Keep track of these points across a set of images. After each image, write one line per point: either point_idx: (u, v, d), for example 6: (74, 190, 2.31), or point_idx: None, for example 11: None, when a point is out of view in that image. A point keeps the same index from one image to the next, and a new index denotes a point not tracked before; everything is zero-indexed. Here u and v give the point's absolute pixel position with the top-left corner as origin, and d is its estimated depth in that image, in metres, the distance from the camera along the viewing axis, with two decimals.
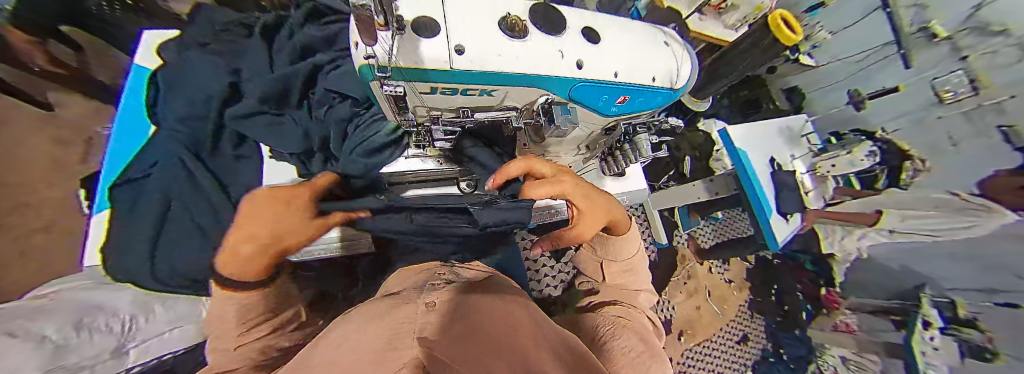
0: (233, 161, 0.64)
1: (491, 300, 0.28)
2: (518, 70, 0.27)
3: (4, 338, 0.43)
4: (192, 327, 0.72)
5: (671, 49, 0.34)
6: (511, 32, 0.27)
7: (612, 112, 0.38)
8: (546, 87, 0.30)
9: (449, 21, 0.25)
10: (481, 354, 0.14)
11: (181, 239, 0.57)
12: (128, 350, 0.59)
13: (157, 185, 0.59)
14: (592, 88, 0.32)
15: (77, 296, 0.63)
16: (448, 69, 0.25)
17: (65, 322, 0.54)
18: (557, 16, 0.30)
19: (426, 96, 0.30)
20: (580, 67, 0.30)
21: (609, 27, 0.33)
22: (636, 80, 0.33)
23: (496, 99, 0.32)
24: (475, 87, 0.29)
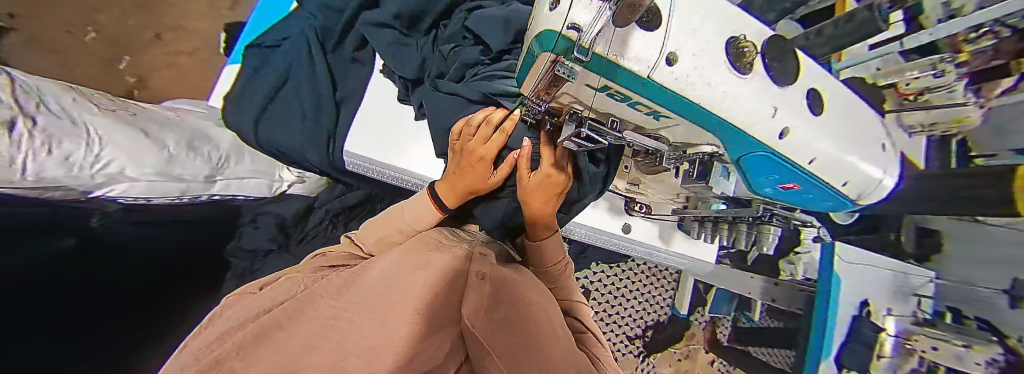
0: (346, 62, 0.69)
1: (500, 273, 0.41)
2: (717, 111, 0.23)
3: (136, 135, 0.55)
4: (264, 182, 0.82)
5: (885, 158, 0.27)
6: (738, 65, 0.23)
7: (763, 191, 0.32)
8: (722, 139, 0.26)
9: (679, 25, 0.21)
10: (510, 345, 0.26)
11: (284, 117, 0.65)
12: (216, 180, 0.70)
13: (285, 58, 0.66)
14: (774, 164, 0.26)
15: (197, 122, 0.75)
16: (645, 78, 0.22)
17: (182, 137, 0.66)
18: (793, 65, 0.25)
19: (588, 92, 0.27)
20: (782, 137, 0.24)
21: (839, 101, 0.27)
22: (827, 177, 0.27)
23: (658, 123, 0.29)
24: (648, 106, 0.25)
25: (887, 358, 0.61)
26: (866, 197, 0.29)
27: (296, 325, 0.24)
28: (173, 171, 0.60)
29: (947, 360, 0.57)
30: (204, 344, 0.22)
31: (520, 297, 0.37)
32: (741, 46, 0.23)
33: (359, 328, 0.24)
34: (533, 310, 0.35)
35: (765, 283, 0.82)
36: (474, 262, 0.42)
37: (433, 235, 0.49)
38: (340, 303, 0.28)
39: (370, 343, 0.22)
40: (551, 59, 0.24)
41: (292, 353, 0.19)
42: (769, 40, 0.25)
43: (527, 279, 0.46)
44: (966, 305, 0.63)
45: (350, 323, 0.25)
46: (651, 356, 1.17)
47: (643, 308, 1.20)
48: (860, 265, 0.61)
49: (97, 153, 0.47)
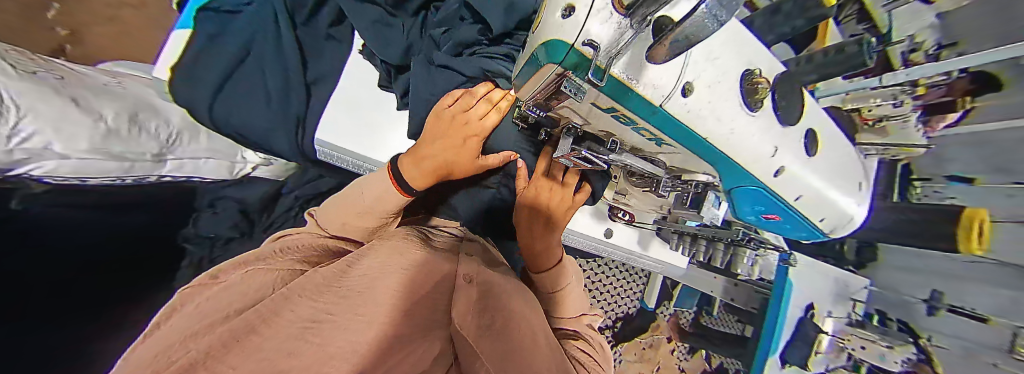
0: (321, 39, 0.63)
1: (486, 276, 0.40)
2: (720, 145, 0.23)
3: (64, 105, 0.47)
4: (224, 164, 0.74)
5: (860, 196, 0.29)
6: (748, 101, 0.23)
7: (745, 218, 0.33)
8: (720, 171, 0.26)
9: (701, 52, 0.20)
10: (501, 350, 0.26)
11: (248, 94, 0.59)
12: (166, 160, 0.63)
13: (245, 28, 0.58)
14: (763, 197, 0.27)
15: (142, 92, 0.66)
16: (657, 105, 0.21)
17: (124, 108, 0.57)
18: (797, 108, 0.25)
19: (593, 110, 0.26)
20: (776, 175, 0.25)
21: (831, 143, 0.28)
22: (807, 213, 0.28)
23: (658, 148, 0.29)
24: (653, 132, 0.24)
25: (822, 353, 0.67)
26: (836, 231, 0.31)
27: (276, 320, 0.22)
28: (113, 149, 0.53)
29: (872, 358, 0.64)
30: (165, 344, 0.20)
31: (503, 299, 0.36)
32: (756, 81, 0.23)
33: (341, 328, 0.22)
34: (518, 314, 0.35)
35: (727, 283, 0.89)
36: (462, 264, 0.41)
37: (404, 234, 0.46)
38: (318, 301, 0.26)
39: (356, 345, 0.20)
40: (554, 72, 0.21)
41: (266, 351, 0.17)
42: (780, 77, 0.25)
43: (513, 284, 0.45)
44: (887, 308, 0.71)
45: (334, 325, 0.22)
46: (618, 345, 1.24)
47: (614, 301, 1.26)
48: (811, 274, 0.67)
49: (15, 124, 0.40)
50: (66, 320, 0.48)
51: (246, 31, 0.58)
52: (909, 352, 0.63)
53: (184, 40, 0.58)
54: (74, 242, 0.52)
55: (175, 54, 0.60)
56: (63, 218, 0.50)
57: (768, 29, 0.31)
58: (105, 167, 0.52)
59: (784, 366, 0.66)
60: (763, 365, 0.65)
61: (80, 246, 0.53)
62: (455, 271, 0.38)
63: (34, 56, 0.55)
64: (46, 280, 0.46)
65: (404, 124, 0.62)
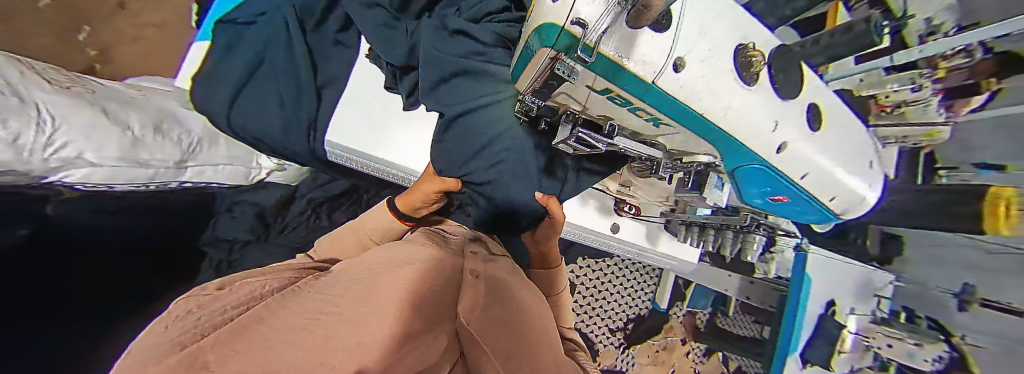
0: (328, 47, 0.65)
1: (492, 271, 0.41)
2: (718, 121, 0.23)
3: (97, 116, 0.50)
4: (240, 169, 0.78)
5: (872, 175, 0.28)
6: (745, 75, 0.22)
7: (752, 202, 0.32)
8: (720, 149, 0.26)
9: (692, 26, 0.20)
10: (501, 342, 0.26)
11: (259, 99, 0.61)
12: (186, 166, 0.66)
13: (259, 35, 0.61)
14: (767, 176, 0.27)
15: (165, 103, 0.69)
16: (650, 82, 0.21)
17: (149, 118, 0.60)
18: (796, 78, 0.25)
19: (590, 92, 0.26)
20: (780, 151, 0.25)
21: (836, 118, 0.27)
22: (815, 191, 0.28)
23: (656, 129, 0.29)
24: (649, 112, 0.25)
25: (847, 353, 0.64)
26: (849, 211, 0.30)
27: (279, 320, 0.22)
28: (139, 156, 0.55)
29: (899, 356, 0.63)
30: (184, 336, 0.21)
31: (506, 292, 0.36)
32: (750, 55, 0.23)
33: (344, 324, 0.22)
34: (523, 307, 0.36)
35: (742, 282, 0.86)
36: (463, 257, 0.42)
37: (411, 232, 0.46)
38: (324, 292, 0.26)
39: (360, 338, 0.20)
40: (549, 55, 0.22)
41: (269, 348, 0.18)
42: (776, 51, 0.24)
43: (519, 279, 0.44)
44: (917, 304, 0.68)
45: (337, 321, 0.23)
46: (630, 347, 1.21)
47: (625, 301, 1.23)
48: (830, 267, 0.64)
49: (52, 134, 0.43)
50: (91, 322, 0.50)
51: (259, 40, 0.61)
52: (940, 350, 0.61)
53: (203, 51, 0.62)
54: (101, 245, 0.54)
55: (194, 65, 0.64)
56: (90, 224, 0.53)
57: (769, 12, 0.31)
58: (132, 174, 0.56)
59: (805, 366, 0.63)
60: (783, 364, 0.62)
61: (106, 249, 0.55)
62: (460, 267, 0.38)
63: (68, 72, 0.59)
64: (79, 282, 0.49)
65: (409, 122, 0.64)
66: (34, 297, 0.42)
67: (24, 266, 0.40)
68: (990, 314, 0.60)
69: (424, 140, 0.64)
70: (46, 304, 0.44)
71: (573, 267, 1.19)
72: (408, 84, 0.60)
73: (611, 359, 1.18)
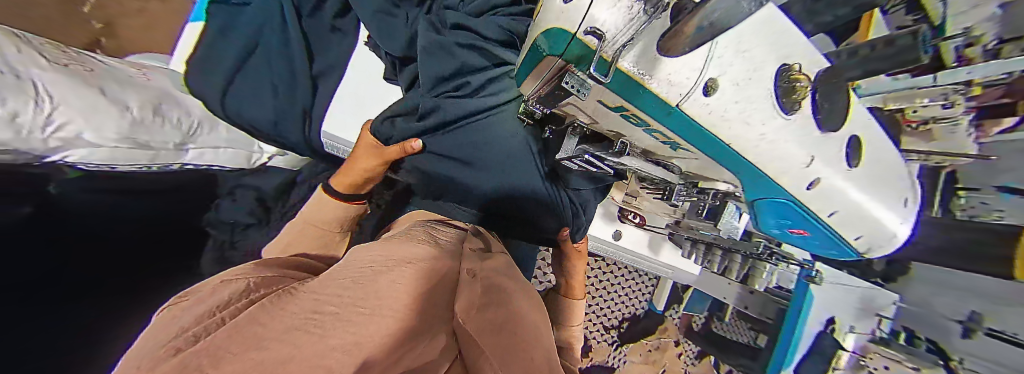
0: (328, 31, 0.63)
1: (492, 275, 0.39)
2: (745, 151, 0.21)
3: (96, 95, 0.49)
4: (241, 153, 0.77)
5: (906, 213, 0.26)
6: (784, 102, 0.20)
7: (768, 230, 0.31)
8: (743, 180, 0.24)
9: (729, 44, 0.18)
10: (502, 351, 0.25)
11: (256, 84, 0.59)
12: (187, 147, 0.66)
13: (255, 17, 0.59)
14: (790, 210, 0.25)
15: (165, 84, 0.68)
16: (674, 105, 0.19)
17: (147, 98, 0.59)
18: (843, 109, 0.22)
19: (603, 109, 0.24)
20: (810, 187, 0.23)
21: (876, 154, 0.25)
22: (840, 229, 0.26)
23: (673, 151, 0.27)
24: (667, 135, 0.23)
25: (841, 370, 0.64)
26: (874, 249, 0.28)
27: (278, 312, 0.20)
28: (139, 138, 0.55)
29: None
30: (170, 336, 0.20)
31: (505, 299, 0.35)
32: (793, 79, 0.20)
33: (341, 324, 0.20)
34: (523, 316, 0.34)
35: (742, 291, 0.83)
36: (465, 258, 0.41)
37: (409, 231, 0.45)
38: (319, 295, 0.25)
39: (357, 339, 0.17)
40: (558, 66, 0.20)
41: (262, 336, 0.16)
42: (824, 73, 0.22)
43: (519, 285, 0.43)
44: (919, 326, 0.66)
45: (336, 318, 0.20)
46: (623, 345, 1.21)
47: (622, 301, 1.22)
48: (836, 286, 0.62)
49: (50, 113, 0.42)
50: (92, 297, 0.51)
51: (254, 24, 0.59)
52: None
53: (198, 32, 0.60)
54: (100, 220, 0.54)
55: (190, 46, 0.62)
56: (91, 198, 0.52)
57: (807, 19, 0.28)
58: (132, 156, 0.56)
59: None
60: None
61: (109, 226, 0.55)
62: (460, 269, 0.37)
63: (65, 49, 0.58)
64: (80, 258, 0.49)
65: None
66: (27, 268, 0.41)
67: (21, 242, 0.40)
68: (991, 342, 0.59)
69: None
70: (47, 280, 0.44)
71: None
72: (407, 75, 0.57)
73: (603, 355, 1.20)
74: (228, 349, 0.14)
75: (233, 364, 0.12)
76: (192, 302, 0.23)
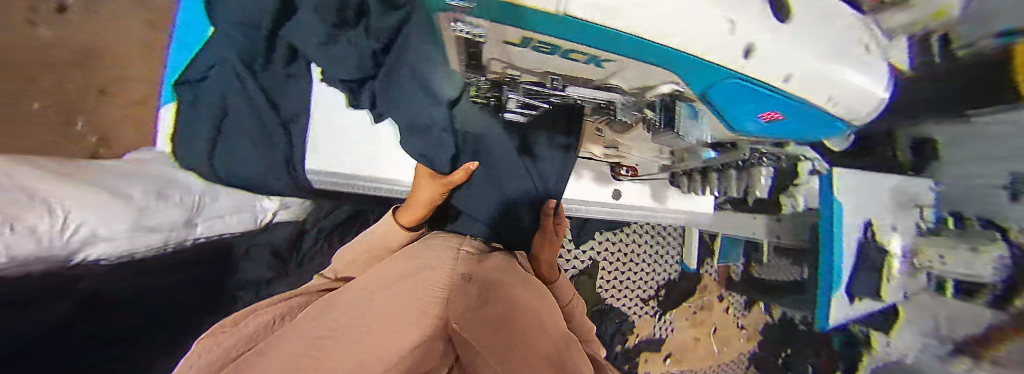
0: (283, 78, 0.62)
1: (491, 274, 0.38)
2: (624, 28, 0.15)
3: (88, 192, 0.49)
4: (247, 216, 0.79)
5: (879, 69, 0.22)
6: (777, 10, 0.17)
7: (743, 128, 0.29)
8: (682, 76, 0.21)
9: None
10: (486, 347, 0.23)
11: (236, 148, 0.61)
12: (195, 222, 0.67)
13: (214, 87, 0.60)
14: (749, 92, 0.21)
15: (159, 169, 0.68)
16: (555, 13, 0.14)
17: (150, 186, 0.61)
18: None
19: (511, 47, 0.24)
20: (747, 57, 0.17)
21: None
22: (813, 97, 0.21)
23: (606, 68, 0.26)
24: (582, 51, 0.22)
25: (895, 285, 0.56)
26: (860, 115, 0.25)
27: (284, 340, 0.21)
28: (148, 222, 0.57)
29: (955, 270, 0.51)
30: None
31: (493, 300, 0.31)
32: None
33: (341, 345, 0.20)
34: (522, 308, 0.33)
35: (769, 222, 0.79)
36: (464, 263, 0.40)
37: (401, 256, 0.40)
38: (319, 327, 0.24)
39: (358, 356, 0.18)
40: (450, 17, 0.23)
41: None
42: None
43: (514, 275, 0.42)
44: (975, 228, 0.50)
45: (336, 339, 0.21)
46: (667, 314, 1.19)
47: (651, 269, 1.19)
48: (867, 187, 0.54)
49: (65, 218, 0.43)
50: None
51: (217, 94, 0.60)
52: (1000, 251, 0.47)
53: (172, 115, 0.62)
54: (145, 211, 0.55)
55: None
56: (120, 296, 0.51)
57: None
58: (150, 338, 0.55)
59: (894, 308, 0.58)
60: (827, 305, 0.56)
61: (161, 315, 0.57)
62: (455, 271, 0.34)
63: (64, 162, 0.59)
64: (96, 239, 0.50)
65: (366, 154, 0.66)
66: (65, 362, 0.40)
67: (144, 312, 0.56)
68: None
69: (388, 144, 0.65)
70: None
71: (595, 244, 1.14)
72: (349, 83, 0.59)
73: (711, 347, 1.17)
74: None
75: None
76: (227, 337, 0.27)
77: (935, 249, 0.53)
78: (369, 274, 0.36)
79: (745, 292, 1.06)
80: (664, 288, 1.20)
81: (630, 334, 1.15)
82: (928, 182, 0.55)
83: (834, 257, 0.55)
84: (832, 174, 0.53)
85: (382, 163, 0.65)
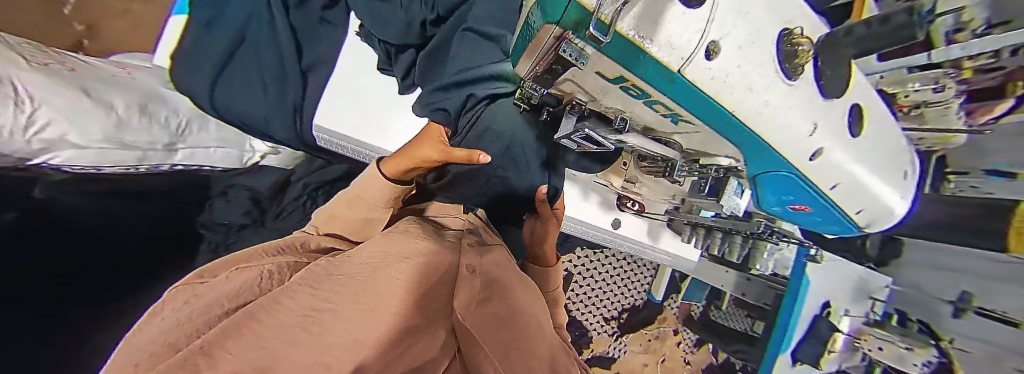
0: (317, 23, 0.61)
1: (491, 268, 0.40)
2: (711, 92, 0.19)
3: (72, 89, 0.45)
4: (233, 153, 0.74)
5: (905, 187, 0.27)
6: (786, 68, 0.20)
7: (768, 208, 0.31)
8: (745, 153, 0.24)
9: (730, 7, 0.18)
10: (508, 347, 0.25)
11: (248, 82, 0.58)
12: (177, 148, 0.63)
13: (240, 10, 0.57)
14: (793, 183, 0.25)
15: (152, 81, 0.63)
16: (675, 70, 0.18)
17: (134, 97, 0.55)
18: (844, 75, 0.23)
19: (597, 78, 0.24)
20: (812, 158, 0.23)
21: (877, 121, 0.25)
22: (841, 202, 0.26)
23: (675, 126, 0.27)
24: (668, 106, 0.23)
25: (837, 353, 0.63)
26: (873, 224, 0.29)
27: (273, 307, 0.20)
28: (126, 138, 0.51)
29: (890, 359, 0.62)
30: (170, 332, 0.17)
31: (498, 298, 0.33)
32: (795, 42, 0.20)
33: (345, 321, 0.19)
34: (524, 308, 0.34)
35: (739, 278, 0.82)
36: (463, 253, 0.41)
37: (408, 232, 0.40)
38: (320, 293, 0.23)
39: (357, 336, 0.18)
40: (553, 34, 0.20)
41: (258, 336, 0.15)
42: (825, 38, 0.22)
43: (519, 277, 0.43)
44: (913, 309, 0.66)
45: (334, 315, 0.20)
46: (624, 335, 1.20)
47: (621, 292, 1.21)
48: (835, 268, 0.62)
49: (33, 113, 0.39)
50: (88, 299, 0.46)
51: (241, 16, 0.57)
52: (930, 355, 0.60)
53: (181, 27, 0.58)
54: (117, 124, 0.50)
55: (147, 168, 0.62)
56: (86, 200, 0.49)
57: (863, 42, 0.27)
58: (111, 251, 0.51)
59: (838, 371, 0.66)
60: (773, 361, 0.61)
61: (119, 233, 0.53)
62: (457, 264, 0.36)
63: (46, 48, 0.54)
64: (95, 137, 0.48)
65: (379, 121, 0.63)
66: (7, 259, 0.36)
67: (110, 221, 0.52)
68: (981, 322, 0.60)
69: (406, 117, 0.64)
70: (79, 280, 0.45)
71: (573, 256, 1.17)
72: (383, 48, 0.59)
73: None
74: (227, 348, 0.13)
75: (231, 363, 0.11)
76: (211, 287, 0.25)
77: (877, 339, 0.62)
78: (377, 242, 0.37)
79: (697, 332, 1.10)
80: (626, 312, 1.22)
81: (584, 348, 1.16)
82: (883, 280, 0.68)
83: (796, 323, 0.60)
84: (808, 264, 0.60)
85: (394, 135, 0.63)
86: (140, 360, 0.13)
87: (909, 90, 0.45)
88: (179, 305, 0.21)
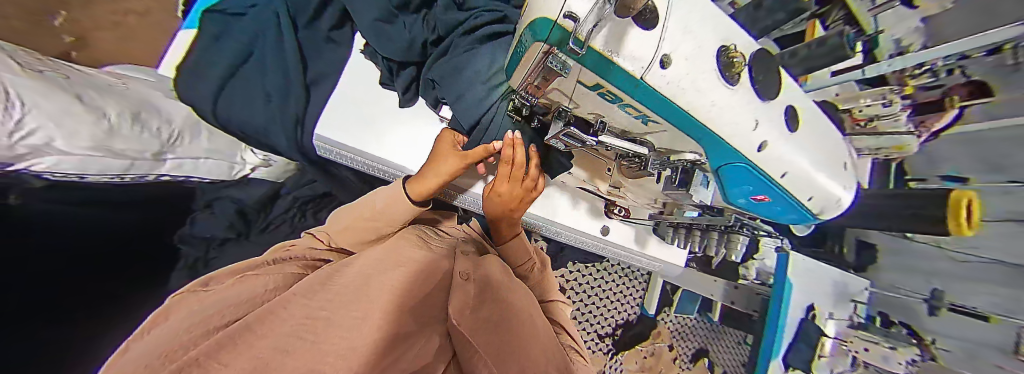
0: (320, 42, 0.64)
1: (483, 270, 0.39)
2: (670, 95, 0.22)
3: (64, 97, 0.44)
4: (223, 164, 0.72)
5: (845, 176, 0.30)
6: (727, 75, 0.24)
7: (737, 201, 0.34)
8: (706, 148, 0.27)
9: (676, 26, 0.21)
10: (494, 344, 0.26)
11: (246, 94, 0.59)
12: (166, 158, 0.61)
13: (249, 28, 0.60)
14: (748, 174, 0.28)
15: (146, 92, 0.63)
16: (638, 77, 0.21)
17: (126, 106, 0.55)
18: (775, 81, 0.26)
19: (579, 86, 0.27)
20: (760, 150, 0.26)
21: (814, 120, 0.29)
22: (793, 189, 0.29)
23: (645, 127, 0.30)
24: (638, 109, 0.26)
25: (825, 357, 0.64)
26: (827, 211, 0.32)
27: (267, 317, 0.20)
28: (114, 146, 0.50)
29: (875, 359, 0.64)
30: (159, 344, 0.18)
31: (489, 301, 0.33)
32: (731, 56, 0.24)
33: (334, 329, 0.20)
34: (516, 310, 0.35)
35: (726, 287, 0.84)
36: (457, 259, 0.41)
37: (399, 240, 0.40)
38: (310, 302, 0.24)
39: (349, 344, 0.19)
40: (542, 50, 0.23)
41: (252, 345, 0.16)
42: (756, 53, 0.26)
43: (510, 281, 0.43)
44: (891, 310, 0.70)
45: (328, 323, 0.21)
46: (618, 353, 1.15)
47: (614, 306, 1.20)
48: (811, 270, 0.65)
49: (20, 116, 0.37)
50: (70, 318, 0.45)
51: (250, 32, 0.60)
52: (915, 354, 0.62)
53: (188, 41, 0.60)
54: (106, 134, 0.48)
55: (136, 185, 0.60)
56: (72, 216, 0.49)
57: (803, 64, 0.33)
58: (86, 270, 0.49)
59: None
60: (766, 368, 0.61)
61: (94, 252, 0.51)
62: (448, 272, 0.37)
63: (40, 57, 0.54)
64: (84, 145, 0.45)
65: (374, 132, 0.64)
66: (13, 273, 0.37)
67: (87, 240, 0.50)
68: (956, 317, 0.65)
69: (400, 131, 0.65)
70: (64, 299, 0.44)
71: (566, 270, 1.17)
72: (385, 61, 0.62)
73: None
74: (220, 357, 0.14)
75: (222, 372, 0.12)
76: (196, 304, 0.25)
77: (861, 341, 0.64)
78: (366, 250, 0.37)
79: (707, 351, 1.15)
80: (620, 328, 1.20)
81: None
82: (861, 283, 0.71)
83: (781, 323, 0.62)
84: (787, 259, 0.63)
85: (387, 144, 0.64)
86: (136, 368, 0.14)
87: (860, 105, 0.49)
88: (167, 321, 0.22)
